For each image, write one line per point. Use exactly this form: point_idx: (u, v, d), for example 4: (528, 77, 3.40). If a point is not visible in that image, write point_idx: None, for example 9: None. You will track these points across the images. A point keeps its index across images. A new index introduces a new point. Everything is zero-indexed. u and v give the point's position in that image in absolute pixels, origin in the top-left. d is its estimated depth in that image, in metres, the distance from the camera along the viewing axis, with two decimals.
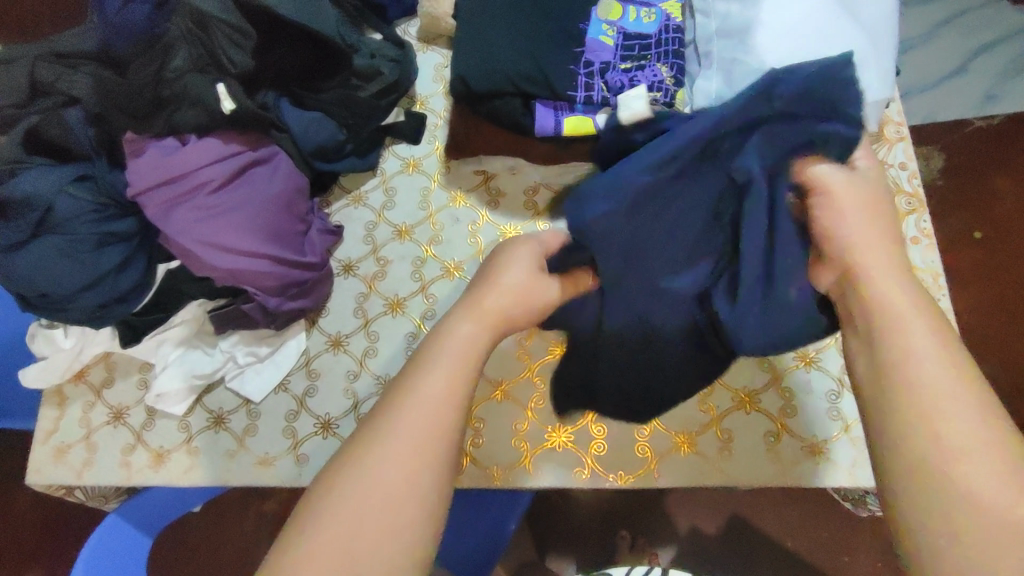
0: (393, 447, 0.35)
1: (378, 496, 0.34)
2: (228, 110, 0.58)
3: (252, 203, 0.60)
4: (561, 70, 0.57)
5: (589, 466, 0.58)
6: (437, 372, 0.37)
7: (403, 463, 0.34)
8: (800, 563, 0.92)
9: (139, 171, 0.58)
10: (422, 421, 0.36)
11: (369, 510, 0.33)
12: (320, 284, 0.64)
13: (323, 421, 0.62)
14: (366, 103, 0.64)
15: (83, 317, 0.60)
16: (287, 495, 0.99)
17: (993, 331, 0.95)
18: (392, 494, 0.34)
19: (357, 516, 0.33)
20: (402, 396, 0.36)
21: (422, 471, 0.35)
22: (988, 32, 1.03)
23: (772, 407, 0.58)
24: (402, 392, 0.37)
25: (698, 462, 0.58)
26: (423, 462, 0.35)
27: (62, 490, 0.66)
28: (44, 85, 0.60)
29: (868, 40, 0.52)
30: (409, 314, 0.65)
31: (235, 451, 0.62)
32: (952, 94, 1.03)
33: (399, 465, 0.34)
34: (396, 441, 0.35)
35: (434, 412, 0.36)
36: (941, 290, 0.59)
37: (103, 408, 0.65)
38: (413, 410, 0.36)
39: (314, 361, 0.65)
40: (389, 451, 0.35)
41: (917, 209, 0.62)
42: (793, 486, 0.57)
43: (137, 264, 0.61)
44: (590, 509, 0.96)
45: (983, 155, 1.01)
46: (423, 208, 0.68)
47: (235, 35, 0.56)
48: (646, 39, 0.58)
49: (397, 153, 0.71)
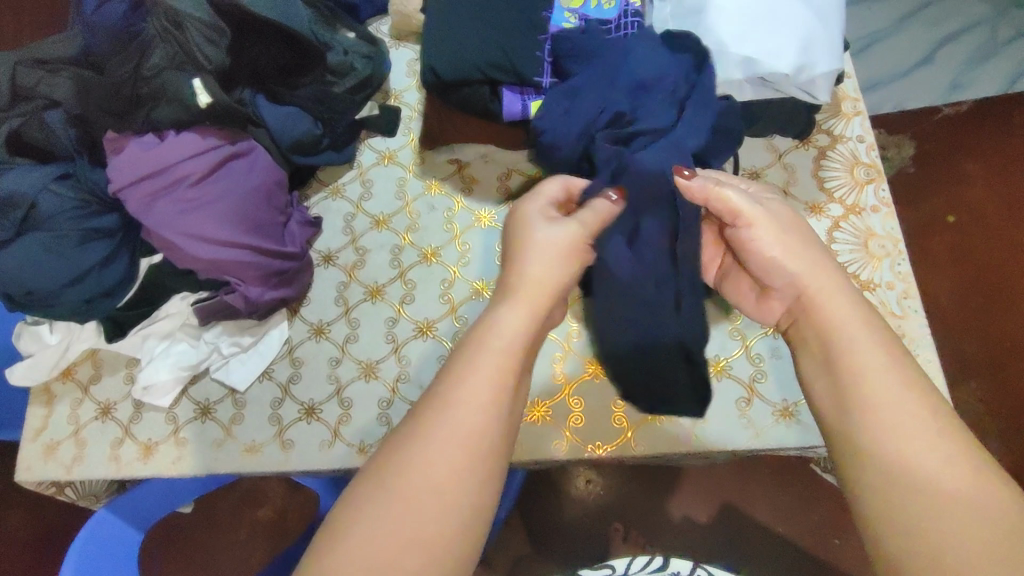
0: (443, 451, 0.36)
1: (432, 498, 0.35)
2: (205, 104, 0.59)
3: (232, 196, 0.61)
4: (526, 56, 0.59)
5: (567, 438, 0.60)
6: (481, 376, 0.39)
7: (455, 467, 0.36)
8: (792, 546, 0.92)
9: (121, 168, 0.60)
10: (468, 425, 0.37)
11: (426, 512, 0.35)
12: (301, 273, 0.66)
13: (308, 407, 0.64)
14: (341, 98, 0.67)
15: (68, 312, 0.62)
16: (282, 501, 0.99)
17: (968, 311, 0.96)
18: (447, 497, 0.36)
19: (416, 516, 0.35)
20: (444, 401, 0.38)
21: (473, 473, 0.37)
22: (954, 22, 1.06)
23: (742, 373, 0.61)
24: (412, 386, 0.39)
25: (674, 429, 0.60)
26: (473, 465, 0.37)
27: (53, 488, 0.68)
28: (25, 90, 0.61)
29: (816, 17, 0.54)
30: (389, 300, 0.67)
31: (222, 441, 0.64)
32: (920, 82, 1.05)
33: (450, 470, 0.36)
34: (446, 446, 0.37)
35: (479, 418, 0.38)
36: (901, 255, 0.62)
37: (91, 404, 0.66)
38: (460, 415, 0.38)
39: (298, 349, 0.66)
40: (443, 456, 0.36)
41: (875, 179, 0.65)
42: (764, 448, 0.59)
43: (120, 260, 0.63)
44: (583, 503, 0.97)
45: (953, 139, 1.03)
46: (400, 198, 0.70)
47: (211, 33, 0.59)
48: (607, 23, 0.60)
49: (373, 146, 0.73)
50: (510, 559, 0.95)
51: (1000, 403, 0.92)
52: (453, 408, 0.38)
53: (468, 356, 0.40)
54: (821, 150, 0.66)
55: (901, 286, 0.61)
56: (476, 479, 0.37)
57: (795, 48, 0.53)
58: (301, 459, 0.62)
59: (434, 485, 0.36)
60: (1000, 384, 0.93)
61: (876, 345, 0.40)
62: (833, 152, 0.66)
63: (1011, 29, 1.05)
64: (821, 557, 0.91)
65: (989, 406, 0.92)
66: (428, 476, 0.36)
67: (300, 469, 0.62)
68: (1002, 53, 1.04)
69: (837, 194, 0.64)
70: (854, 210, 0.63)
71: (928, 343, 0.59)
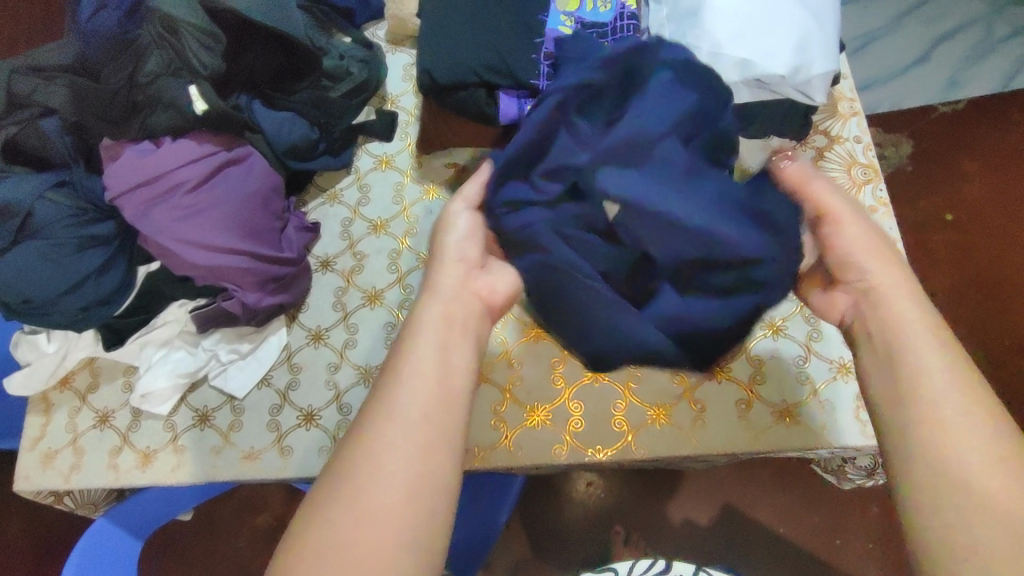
0: (396, 436, 0.36)
1: (388, 483, 0.35)
2: (201, 111, 0.59)
3: (229, 202, 0.61)
4: (522, 59, 0.59)
5: (567, 442, 0.60)
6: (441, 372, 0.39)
7: (410, 451, 0.36)
8: (795, 547, 0.92)
9: (116, 175, 0.59)
10: (419, 411, 0.37)
11: (383, 497, 0.35)
12: (298, 278, 0.66)
13: (307, 413, 0.64)
14: (337, 102, 0.66)
15: (64, 321, 0.62)
16: (282, 507, 0.99)
17: (966, 309, 0.96)
18: (404, 479, 0.35)
19: (372, 501, 0.35)
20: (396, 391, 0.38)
21: (426, 454, 0.36)
22: (950, 21, 1.06)
23: (742, 375, 0.61)
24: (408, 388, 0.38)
25: (674, 432, 0.60)
26: (426, 447, 0.36)
27: (51, 497, 0.67)
28: (21, 98, 0.60)
29: (812, 18, 0.54)
30: (387, 305, 0.67)
31: (221, 448, 0.63)
32: (917, 82, 1.05)
33: (405, 453, 0.36)
34: (399, 430, 0.37)
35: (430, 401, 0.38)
36: None
37: (89, 413, 0.66)
38: (411, 400, 0.38)
39: (296, 356, 0.66)
40: (395, 443, 0.36)
41: (873, 179, 0.65)
42: (765, 450, 0.59)
43: (117, 267, 0.63)
44: (585, 506, 0.96)
45: (950, 138, 1.03)
46: (398, 202, 0.70)
47: (205, 38, 0.58)
48: (603, 27, 0.61)
49: (370, 151, 0.73)
50: (511, 562, 0.95)
51: (1001, 402, 0.92)
52: (403, 393, 0.38)
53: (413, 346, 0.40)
54: (819, 151, 0.66)
55: None
56: (432, 461, 0.36)
57: (791, 49, 0.53)
58: (300, 466, 0.62)
59: (388, 471, 0.35)
60: (1001, 383, 0.93)
61: (873, 350, 0.40)
62: (831, 153, 0.66)
63: (1007, 28, 1.05)
64: (824, 557, 0.91)
65: (990, 404, 0.92)
66: (383, 462, 0.36)
67: (299, 476, 0.62)
68: (998, 52, 1.04)
69: None
70: None
71: None
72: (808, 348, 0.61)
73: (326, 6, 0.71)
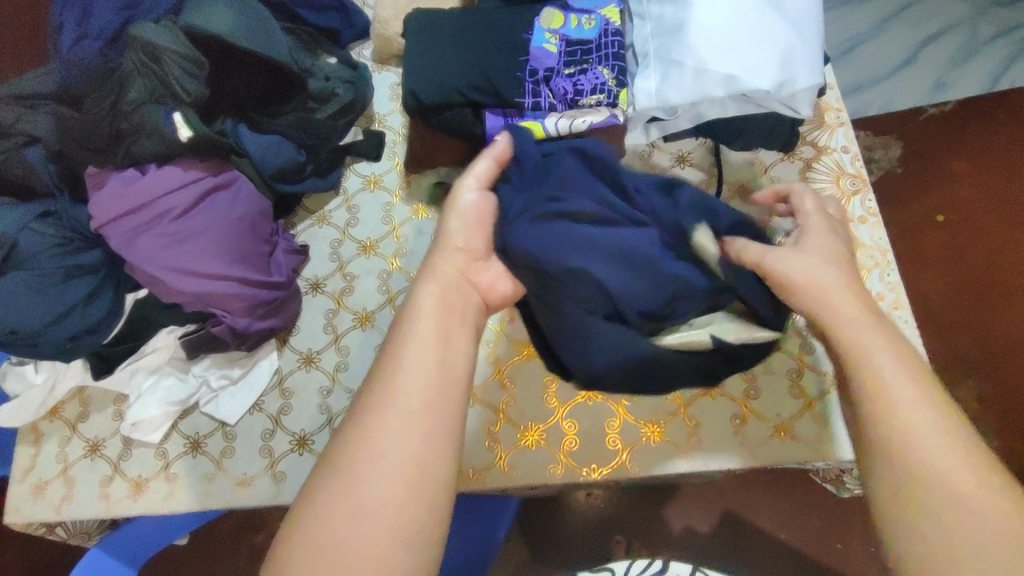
0: (390, 441, 0.36)
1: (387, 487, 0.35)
2: (187, 138, 0.59)
3: (216, 227, 0.61)
4: (508, 79, 0.59)
5: (563, 462, 0.60)
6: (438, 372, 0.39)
7: (407, 459, 0.36)
8: (795, 553, 0.91)
9: (102, 203, 0.59)
10: (410, 417, 0.37)
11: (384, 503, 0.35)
12: (288, 302, 0.65)
13: (299, 438, 0.63)
14: (323, 124, 0.66)
15: (52, 351, 0.61)
16: (281, 525, 0.98)
17: (955, 310, 0.96)
18: (401, 481, 0.35)
19: (355, 498, 0.35)
20: (386, 394, 0.38)
21: (424, 456, 0.36)
22: (934, 24, 1.06)
23: (735, 391, 0.61)
24: (397, 415, 0.37)
25: (669, 449, 0.59)
26: (422, 451, 0.37)
27: (43, 527, 0.66)
28: (3, 128, 0.60)
29: (795, 31, 0.55)
30: (378, 326, 0.66)
31: (213, 475, 0.63)
32: (904, 85, 1.05)
33: (402, 459, 0.36)
34: (392, 438, 0.37)
35: (425, 403, 0.38)
36: (889, 265, 0.62)
37: (79, 442, 0.65)
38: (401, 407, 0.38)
39: (287, 380, 0.65)
40: (389, 452, 0.36)
41: (861, 189, 0.65)
42: (759, 464, 0.59)
43: (105, 294, 0.63)
44: (584, 516, 0.96)
45: (939, 141, 1.03)
46: (387, 223, 0.70)
47: (185, 63, 0.58)
48: (587, 44, 0.60)
49: (358, 171, 0.72)
50: None
51: (998, 403, 0.92)
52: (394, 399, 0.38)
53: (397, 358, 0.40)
54: (806, 162, 0.66)
55: (892, 297, 0.61)
56: (426, 465, 0.36)
57: (775, 64, 0.53)
58: (294, 491, 0.62)
59: (383, 478, 0.35)
60: (997, 384, 0.92)
61: None
62: (819, 164, 0.66)
63: (991, 30, 1.05)
64: (825, 562, 0.91)
65: (986, 404, 0.92)
66: (375, 466, 0.36)
67: (294, 501, 0.62)
68: (982, 54, 1.05)
69: None
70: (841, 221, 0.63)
71: None
72: (801, 361, 0.61)
73: (309, 27, 0.71)
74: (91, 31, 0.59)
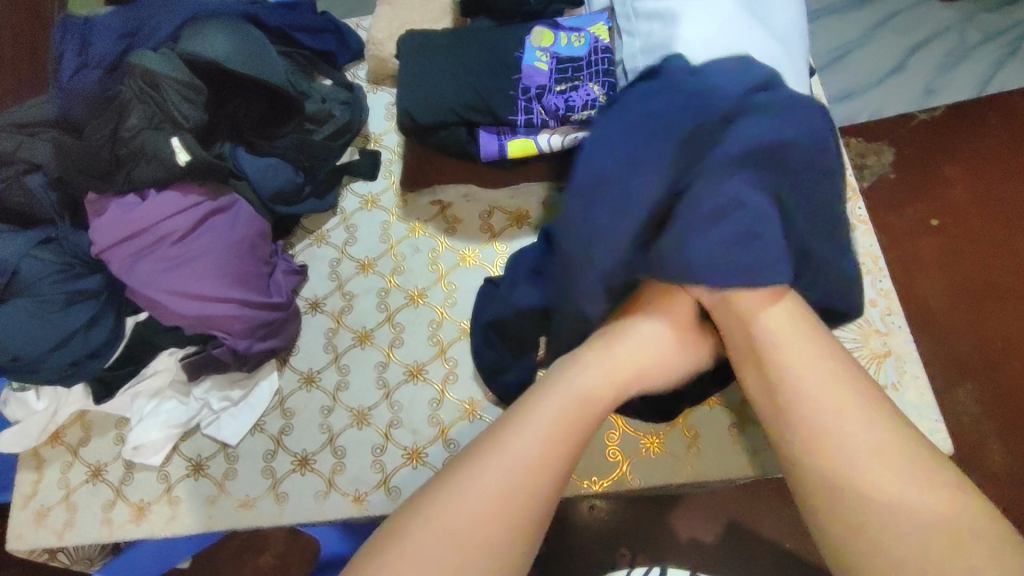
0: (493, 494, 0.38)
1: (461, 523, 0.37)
2: (183, 163, 0.60)
3: (216, 250, 0.62)
4: (501, 98, 0.60)
5: (564, 476, 0.60)
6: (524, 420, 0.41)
7: (495, 515, 0.38)
8: (800, 563, 0.91)
9: (102, 229, 0.60)
10: (507, 479, 0.39)
11: (465, 553, 0.37)
12: (288, 322, 0.65)
13: (301, 457, 0.63)
14: (320, 145, 0.68)
15: (54, 377, 0.61)
16: (283, 546, 0.98)
17: (955, 313, 0.97)
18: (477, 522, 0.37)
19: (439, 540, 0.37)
20: (491, 450, 0.40)
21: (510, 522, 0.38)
22: (924, 30, 1.08)
23: (733, 400, 0.61)
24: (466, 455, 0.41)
25: (669, 459, 0.60)
26: (503, 516, 0.38)
27: (45, 554, 0.66)
28: (4, 155, 0.61)
29: (780, 46, 0.56)
30: (378, 344, 0.67)
31: (216, 497, 0.63)
32: (895, 91, 1.06)
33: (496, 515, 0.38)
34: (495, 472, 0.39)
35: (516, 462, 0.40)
36: (883, 272, 0.63)
37: (81, 467, 0.65)
38: (507, 469, 0.39)
39: (288, 400, 0.66)
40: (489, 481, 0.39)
41: (852, 197, 0.66)
42: (760, 473, 0.59)
43: (106, 319, 0.63)
44: (588, 529, 0.95)
45: (932, 145, 1.04)
46: (384, 241, 0.71)
47: (186, 91, 0.59)
48: (578, 61, 0.61)
49: (355, 191, 0.73)
50: None
51: (1000, 406, 0.92)
52: (509, 452, 0.40)
53: (508, 423, 0.42)
54: None
55: (885, 303, 0.62)
56: (505, 526, 0.38)
57: None
58: (295, 512, 0.61)
59: (478, 529, 0.37)
60: (998, 386, 0.92)
61: None
62: None
63: (978, 35, 1.06)
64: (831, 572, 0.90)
65: (986, 408, 0.92)
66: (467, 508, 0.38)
67: (296, 522, 0.61)
68: (970, 59, 1.06)
69: None
70: None
71: (915, 360, 0.60)
72: None
73: (306, 50, 0.72)
74: (91, 59, 0.60)
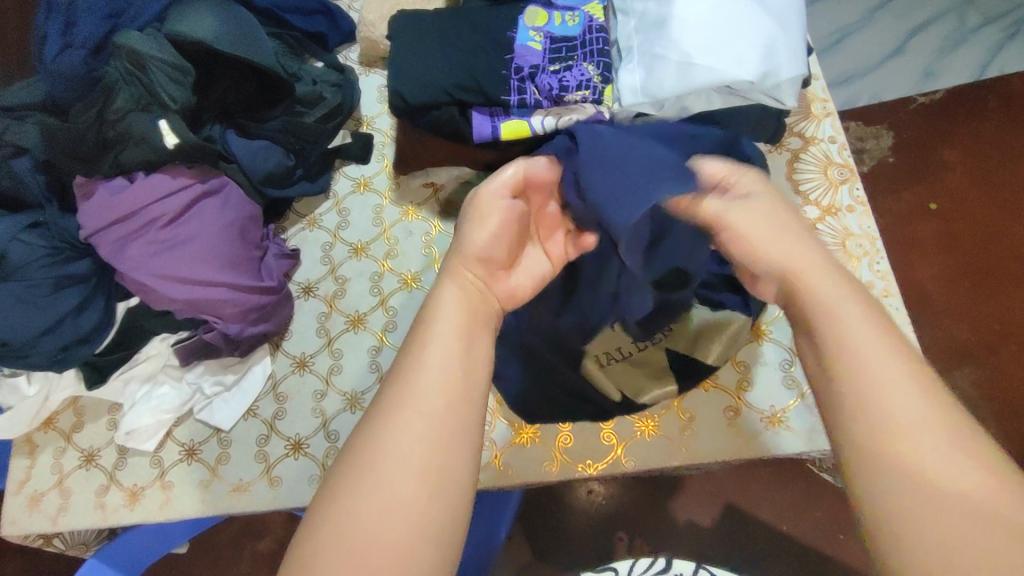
0: (404, 458, 0.32)
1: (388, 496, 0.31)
2: (172, 145, 0.59)
3: (206, 234, 0.61)
4: (493, 76, 0.59)
5: (557, 459, 0.60)
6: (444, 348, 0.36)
7: (415, 482, 0.32)
8: (796, 546, 0.91)
9: (90, 213, 0.59)
10: (436, 429, 0.33)
11: (383, 550, 0.30)
12: (280, 307, 0.65)
13: (294, 442, 0.63)
14: (312, 128, 0.66)
15: (43, 362, 0.61)
16: (282, 531, 0.98)
17: (951, 296, 0.96)
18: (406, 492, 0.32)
19: (371, 523, 0.31)
20: (389, 417, 0.34)
21: (427, 512, 0.31)
22: (923, 12, 1.06)
23: (727, 383, 0.61)
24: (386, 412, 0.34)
25: (664, 443, 0.59)
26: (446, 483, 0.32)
27: (40, 539, 0.67)
28: None
29: (778, 25, 0.55)
30: (371, 328, 0.66)
31: (209, 481, 0.63)
32: (894, 75, 1.05)
33: (414, 492, 0.32)
34: (418, 425, 0.33)
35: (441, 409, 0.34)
36: (879, 254, 0.62)
37: (74, 452, 0.65)
38: (422, 428, 0.33)
39: (281, 385, 0.65)
40: (416, 433, 0.33)
41: (849, 178, 0.66)
42: (753, 456, 0.59)
43: (96, 304, 0.62)
44: (586, 513, 0.95)
45: (931, 127, 1.03)
46: (377, 225, 0.70)
47: (173, 72, 0.58)
48: (571, 41, 0.61)
49: (348, 174, 0.72)
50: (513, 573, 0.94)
51: (998, 389, 0.92)
52: (416, 416, 0.33)
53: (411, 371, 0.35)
54: (794, 153, 0.67)
55: (883, 285, 0.61)
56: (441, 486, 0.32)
57: (757, 57, 0.54)
58: (290, 495, 0.61)
59: (388, 522, 0.31)
60: (997, 368, 0.92)
61: None
62: (807, 154, 0.67)
63: (979, 17, 1.05)
64: (829, 557, 0.90)
65: (984, 391, 0.92)
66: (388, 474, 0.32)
67: (287, 506, 0.61)
68: (970, 41, 1.05)
69: (812, 196, 0.65)
70: (829, 211, 0.64)
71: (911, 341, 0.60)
72: (792, 350, 0.61)
73: (297, 32, 0.71)
74: (76, 40, 0.59)
